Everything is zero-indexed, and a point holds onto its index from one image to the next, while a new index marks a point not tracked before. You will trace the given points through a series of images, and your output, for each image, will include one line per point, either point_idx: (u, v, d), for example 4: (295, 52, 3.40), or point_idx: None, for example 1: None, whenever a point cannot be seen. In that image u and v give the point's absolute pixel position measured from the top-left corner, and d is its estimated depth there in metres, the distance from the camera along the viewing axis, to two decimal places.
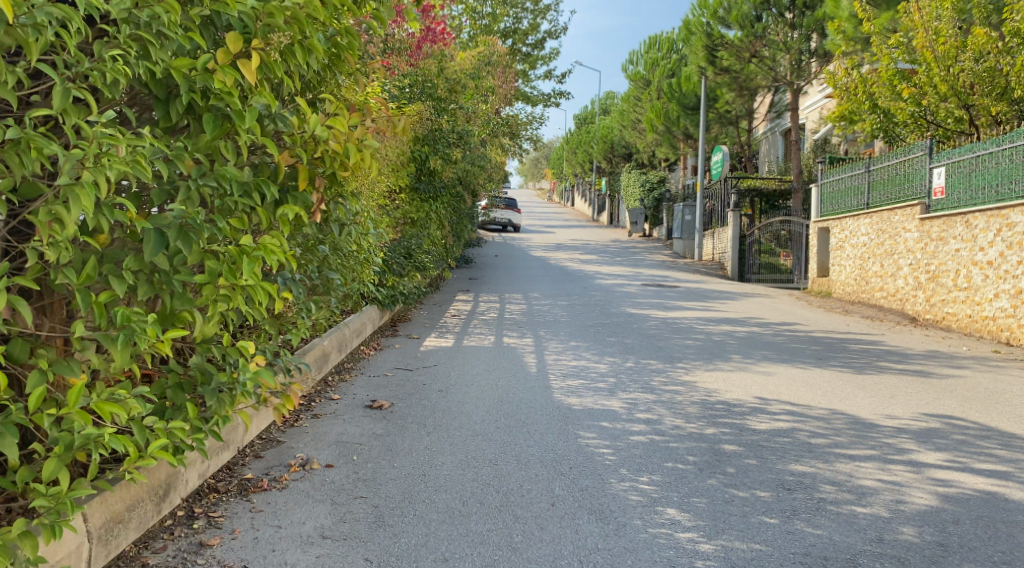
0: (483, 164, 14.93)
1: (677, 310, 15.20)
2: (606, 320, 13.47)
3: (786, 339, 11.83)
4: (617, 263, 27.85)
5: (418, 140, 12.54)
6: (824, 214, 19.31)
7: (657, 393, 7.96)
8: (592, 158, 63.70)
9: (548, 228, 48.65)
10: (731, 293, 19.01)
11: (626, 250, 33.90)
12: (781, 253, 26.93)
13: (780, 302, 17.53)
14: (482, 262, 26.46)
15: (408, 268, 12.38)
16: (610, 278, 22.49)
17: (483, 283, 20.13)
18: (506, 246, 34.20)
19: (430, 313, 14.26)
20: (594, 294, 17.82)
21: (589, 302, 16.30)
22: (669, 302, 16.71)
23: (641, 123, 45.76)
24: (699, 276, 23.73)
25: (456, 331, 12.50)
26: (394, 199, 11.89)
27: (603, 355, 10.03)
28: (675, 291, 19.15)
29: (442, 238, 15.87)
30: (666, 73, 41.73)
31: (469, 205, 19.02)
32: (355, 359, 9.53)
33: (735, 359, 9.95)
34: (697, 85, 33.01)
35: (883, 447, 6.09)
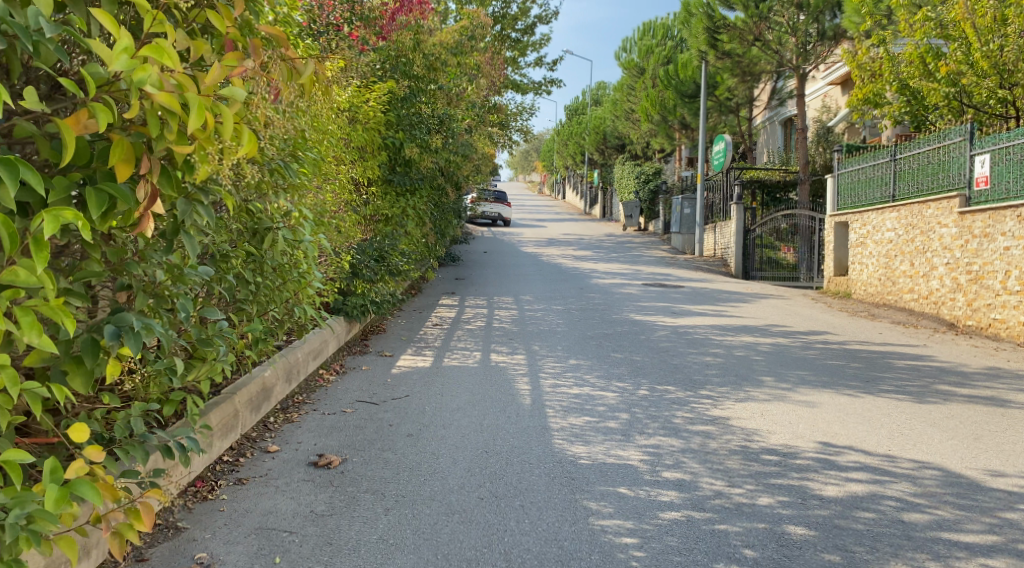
0: (466, 153, 13.22)
1: (687, 317, 13.57)
2: (608, 331, 11.82)
3: (820, 354, 10.19)
4: (614, 261, 26.22)
5: (390, 124, 10.82)
6: (842, 207, 17.63)
7: (684, 438, 6.31)
8: (584, 150, 61.92)
9: (539, 222, 46.95)
10: (741, 294, 17.39)
11: (622, 245, 32.27)
12: (780, 247, 25.28)
13: (797, 305, 15.91)
14: (469, 260, 24.78)
15: (381, 273, 10.75)
16: (608, 277, 20.84)
17: (471, 284, 18.44)
18: (497, 242, 32.50)
19: (409, 322, 12.65)
20: (593, 297, 16.18)
21: (588, 307, 14.65)
22: (676, 306, 15.06)
23: (636, 113, 44.11)
24: (703, 275, 22.12)
25: (436, 344, 10.84)
26: (361, 194, 10.20)
27: (610, 380, 8.38)
28: (680, 293, 17.50)
29: (423, 237, 14.18)
30: (662, 60, 40.11)
31: (454, 199, 17.26)
32: (310, 390, 7.89)
33: (769, 384, 8.31)
34: (697, 72, 31.34)
35: (1009, 531, 4.45)
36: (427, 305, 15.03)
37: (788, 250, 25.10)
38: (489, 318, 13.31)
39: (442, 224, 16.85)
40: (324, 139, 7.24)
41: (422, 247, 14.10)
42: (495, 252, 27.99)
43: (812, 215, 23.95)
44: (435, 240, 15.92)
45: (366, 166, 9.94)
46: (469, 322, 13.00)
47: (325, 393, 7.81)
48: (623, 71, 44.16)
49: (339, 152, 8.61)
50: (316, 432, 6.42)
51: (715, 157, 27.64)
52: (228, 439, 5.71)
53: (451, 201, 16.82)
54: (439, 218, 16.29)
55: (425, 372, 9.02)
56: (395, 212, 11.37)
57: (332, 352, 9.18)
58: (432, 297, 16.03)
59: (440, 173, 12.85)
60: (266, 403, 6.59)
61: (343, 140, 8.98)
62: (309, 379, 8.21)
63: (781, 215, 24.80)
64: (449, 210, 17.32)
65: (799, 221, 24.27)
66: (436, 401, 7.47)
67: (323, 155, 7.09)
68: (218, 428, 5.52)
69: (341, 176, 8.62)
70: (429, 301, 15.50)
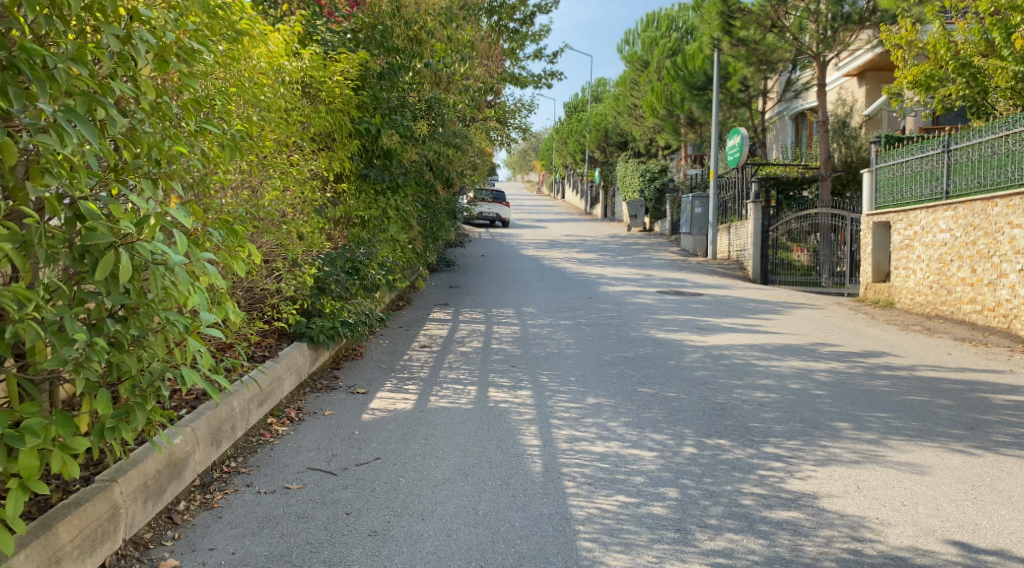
0: (459, 142, 11.27)
1: (717, 335, 11.67)
2: (628, 354, 9.90)
3: (892, 386, 8.27)
4: (621, 264, 24.37)
5: (364, 106, 8.87)
6: (882, 206, 15.74)
7: (765, 537, 4.41)
8: (584, 148, 59.97)
9: (539, 223, 45.07)
10: (770, 303, 15.51)
11: (628, 247, 30.34)
12: (793, 248, 23.52)
13: (837, 317, 14.02)
14: (465, 265, 22.85)
15: (353, 288, 8.87)
16: (618, 284, 18.94)
17: (467, 294, 16.52)
18: (495, 244, 30.64)
19: (394, 344, 10.79)
20: (605, 309, 14.28)
21: (599, 322, 12.71)
22: (701, 320, 13.16)
23: (640, 108, 42.17)
24: (720, 280, 20.22)
25: (422, 373, 8.93)
26: (325, 193, 8.28)
27: (643, 431, 6.48)
28: (701, 302, 15.59)
29: (409, 240, 12.24)
30: (667, 53, 38.27)
31: (446, 199, 15.41)
32: (250, 451, 5.98)
33: (848, 434, 6.39)
34: (707, 62, 29.53)
35: None
36: (418, 320, 13.13)
37: (801, 251, 23.30)
38: (486, 338, 11.39)
39: (432, 227, 14.86)
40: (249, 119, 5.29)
41: (411, 252, 12.17)
42: (494, 256, 26.14)
43: (833, 212, 22.25)
44: (422, 242, 13.92)
45: (332, 163, 7.97)
46: (463, 342, 11.07)
47: (268, 455, 5.93)
48: (626, 64, 42.30)
49: (281, 139, 6.63)
50: (240, 530, 4.53)
51: (730, 151, 25.74)
52: (98, 554, 3.91)
53: (445, 198, 14.83)
54: (428, 219, 14.32)
55: (406, 416, 7.11)
56: (373, 216, 9.41)
57: (286, 390, 7.31)
58: (420, 311, 14.12)
59: (428, 167, 10.94)
60: (172, 482, 4.75)
61: (295, 123, 7.01)
62: (251, 430, 6.34)
63: (801, 218, 23.12)
64: (441, 211, 15.40)
65: (819, 221, 22.56)
66: (417, 468, 5.57)
67: (247, 136, 5.15)
68: (75, 547, 3.75)
69: (289, 166, 6.69)
70: (418, 316, 13.57)
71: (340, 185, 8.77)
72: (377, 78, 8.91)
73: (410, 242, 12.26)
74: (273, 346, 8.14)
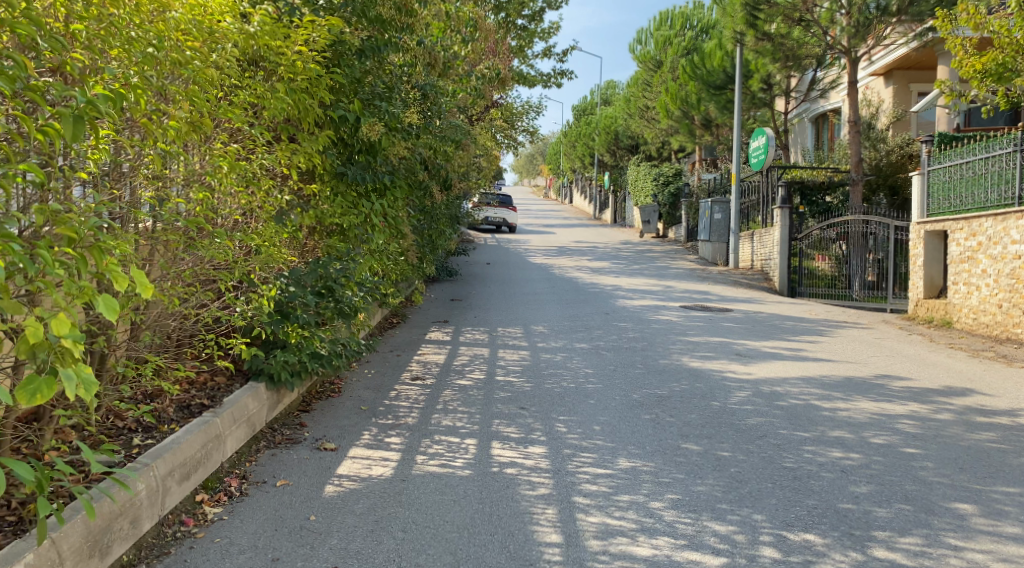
0: (456, 136, 9.59)
1: (760, 363, 10.00)
2: (661, 391, 8.22)
3: (1000, 441, 6.58)
4: (637, 274, 22.69)
5: (336, 85, 7.16)
6: (935, 212, 14.00)
7: None
8: (593, 151, 58.30)
9: (546, 228, 43.35)
10: (811, 322, 13.79)
11: (642, 255, 28.65)
12: (816, 256, 21.82)
13: (891, 339, 12.32)
14: (468, 274, 21.19)
15: (325, 313, 7.21)
16: (636, 298, 17.26)
17: (470, 309, 14.86)
18: (501, 251, 28.97)
19: (381, 374, 9.11)
20: (625, 329, 12.62)
21: (621, 346, 11.03)
22: (736, 342, 11.49)
23: (653, 109, 40.48)
24: (748, 293, 18.52)
25: (410, 418, 7.25)
26: (285, 195, 6.61)
27: (699, 519, 4.82)
28: (732, 321, 13.89)
29: (399, 247, 10.54)
30: (681, 52, 36.60)
31: (445, 203, 13.75)
32: (160, 552, 4.37)
33: (980, 525, 4.72)
34: (726, 60, 27.85)
35: None
36: (413, 343, 11.45)
37: (823, 259, 21.60)
38: (490, 366, 9.71)
39: (430, 233, 13.20)
40: (130, 81, 3.71)
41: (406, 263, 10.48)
42: (500, 264, 24.49)
43: (866, 220, 20.46)
44: (417, 250, 12.23)
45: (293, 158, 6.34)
46: (463, 372, 9.39)
47: (184, 559, 4.29)
48: (638, 64, 40.59)
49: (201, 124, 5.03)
50: None
51: (753, 153, 24.03)
52: None
53: (444, 199, 13.13)
54: (425, 225, 12.64)
55: (382, 488, 5.43)
56: (354, 226, 7.70)
57: (228, 450, 5.68)
58: (415, 331, 12.42)
59: (422, 164, 9.23)
60: None
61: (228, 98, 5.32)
62: (168, 514, 4.72)
63: (829, 227, 21.32)
64: (441, 215, 13.75)
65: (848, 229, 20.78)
66: None
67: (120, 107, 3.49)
68: None
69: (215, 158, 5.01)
70: (414, 337, 11.89)
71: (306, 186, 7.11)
72: (352, 51, 7.20)
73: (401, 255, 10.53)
74: (222, 386, 6.52)
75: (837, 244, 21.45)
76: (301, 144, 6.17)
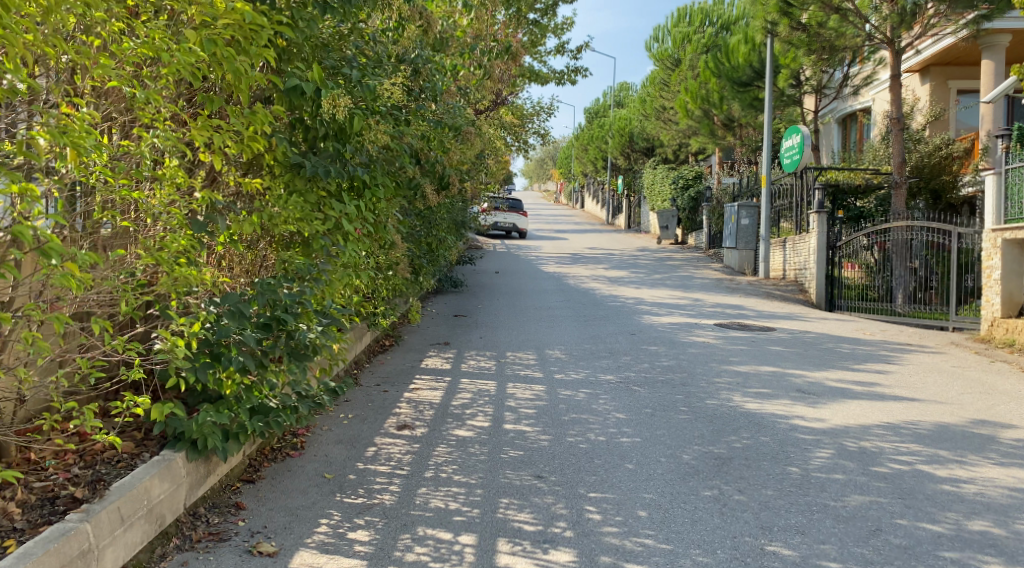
0: (453, 120, 7.74)
1: (830, 402, 8.11)
2: (718, 450, 6.37)
3: None
4: (659, 285, 20.85)
5: (284, 44, 5.31)
6: (1015, 217, 12.06)
7: None
8: (606, 154, 56.33)
9: (559, 234, 41.46)
10: (871, 345, 11.90)
11: (662, 263, 26.74)
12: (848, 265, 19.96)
13: (973, 367, 10.40)
14: (475, 285, 19.38)
15: (274, 354, 5.35)
16: (663, 313, 15.39)
17: (476, 328, 13.00)
18: (511, 258, 27.16)
19: (360, 421, 7.28)
20: (657, 355, 10.72)
21: (656, 379, 9.15)
22: (793, 372, 9.61)
23: (670, 110, 38.57)
24: (786, 308, 16.64)
25: (387, 495, 5.39)
26: (203, 190, 4.79)
27: None
28: (778, 344, 11.99)
29: (384, 255, 8.68)
30: (700, 49, 34.69)
31: (447, 205, 11.94)
32: None
33: None
34: (752, 55, 26.01)
35: None
36: (406, 372, 9.61)
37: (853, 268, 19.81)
38: (498, 405, 7.85)
39: (428, 240, 11.34)
40: None
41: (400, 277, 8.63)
42: (509, 273, 22.70)
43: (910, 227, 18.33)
44: (411, 260, 10.38)
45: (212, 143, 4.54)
46: (464, 415, 7.53)
47: None
48: (655, 63, 38.76)
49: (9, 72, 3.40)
50: None
51: (785, 154, 22.14)
52: None
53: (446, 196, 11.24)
54: (422, 230, 10.79)
55: None
56: (318, 234, 5.86)
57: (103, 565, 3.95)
58: (408, 357, 10.58)
59: (414, 154, 7.38)
60: None
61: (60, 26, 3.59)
62: None
63: (869, 234, 19.45)
64: (442, 219, 11.92)
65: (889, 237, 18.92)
66: None
67: None
68: None
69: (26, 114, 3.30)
70: (409, 365, 10.05)
71: (242, 181, 5.30)
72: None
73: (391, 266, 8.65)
74: (121, 461, 4.72)
75: (873, 252, 19.59)
76: (219, 125, 4.39)
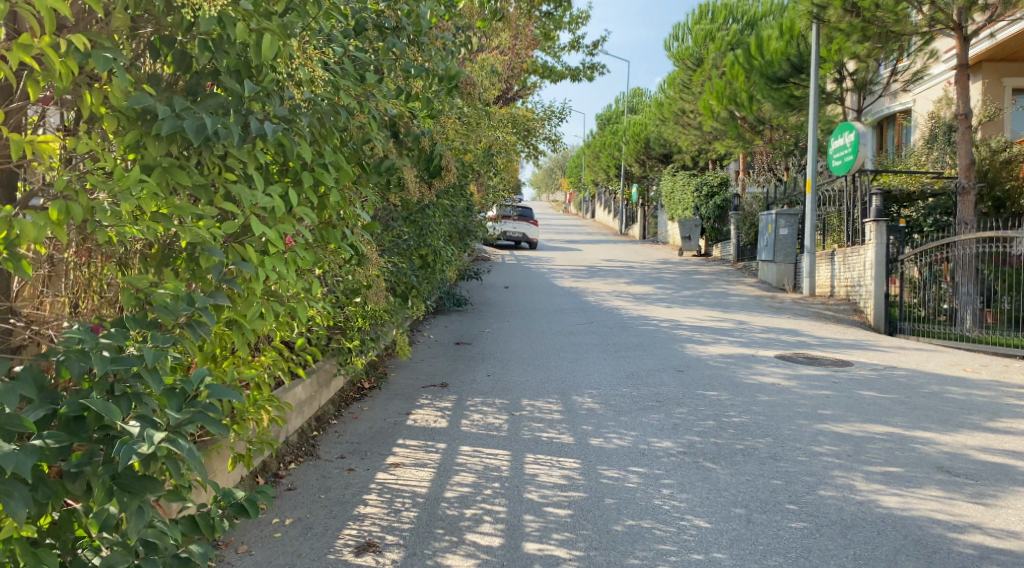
0: (450, 66, 5.18)
1: (1004, 494, 5.56)
2: None
3: None
4: (693, 303, 18.30)
5: None
6: None
7: None
8: (620, 162, 53.72)
9: (571, 244, 38.89)
10: (989, 392, 9.30)
11: (689, 277, 24.16)
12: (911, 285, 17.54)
13: None
14: (482, 303, 16.87)
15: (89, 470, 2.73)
16: (708, 340, 12.84)
17: (486, 361, 10.44)
18: (522, 271, 24.63)
19: (299, 534, 4.71)
20: (722, 406, 8.16)
21: (734, 449, 6.59)
22: (919, 439, 7.01)
23: (691, 113, 36.00)
24: (852, 335, 14.08)
25: None
26: None
27: None
28: (869, 389, 9.40)
29: (350, 272, 6.20)
30: (724, 48, 32.09)
31: (448, 206, 9.40)
32: None
33: None
34: (789, 48, 23.52)
35: None
36: (385, 432, 7.07)
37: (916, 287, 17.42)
38: (515, 499, 5.29)
39: (425, 253, 8.85)
40: None
41: (377, 305, 6.17)
42: (521, 288, 20.20)
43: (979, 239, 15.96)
44: (393, 276, 7.87)
45: None
46: (462, 520, 4.96)
47: None
48: (675, 62, 36.26)
49: None
50: None
51: (834, 155, 19.62)
52: None
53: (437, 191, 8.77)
54: (411, 240, 8.31)
55: None
56: (200, 239, 3.34)
57: None
58: (392, 404, 8.04)
59: (385, 122, 4.84)
60: None
61: None
62: None
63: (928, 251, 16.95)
64: (441, 223, 9.43)
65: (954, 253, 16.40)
66: None
67: None
68: None
69: None
70: (392, 418, 7.50)
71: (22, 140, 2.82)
72: None
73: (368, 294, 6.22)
74: None
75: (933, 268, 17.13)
76: None
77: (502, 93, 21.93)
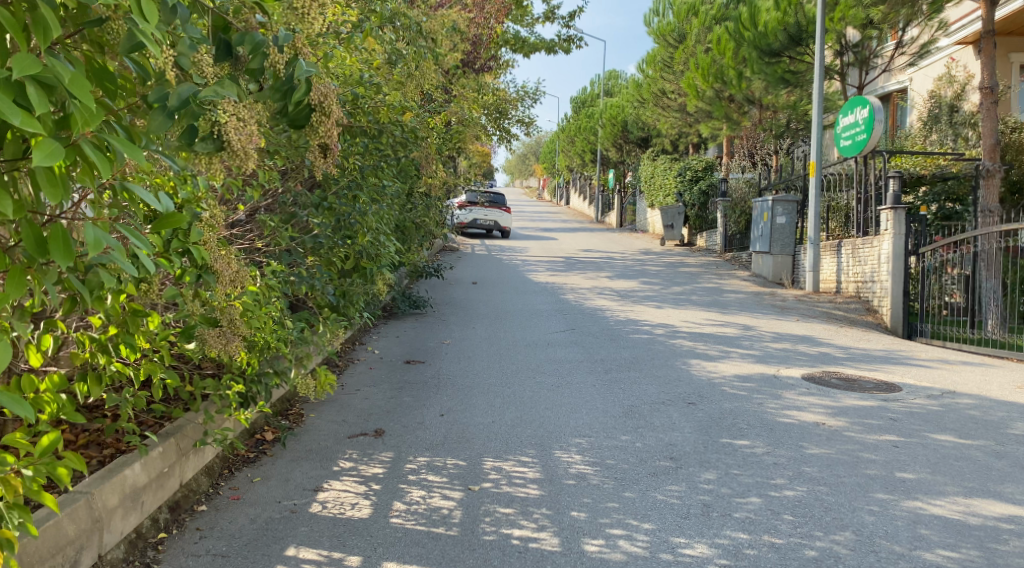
0: None
1: None
2: None
3: None
4: (685, 302, 16.04)
5: None
6: None
7: None
8: (596, 146, 51.26)
9: (545, 233, 36.50)
10: None
11: (676, 270, 21.91)
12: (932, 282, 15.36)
13: None
14: (444, 304, 14.51)
15: None
16: (715, 353, 10.56)
17: (439, 390, 8.14)
18: (492, 263, 22.26)
19: None
20: (762, 467, 5.89)
21: (804, 560, 4.33)
22: None
23: (674, 94, 33.68)
24: (880, 345, 11.86)
25: None
26: None
27: None
28: (941, 430, 7.15)
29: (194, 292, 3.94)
30: (708, 22, 29.72)
31: (386, 186, 6.99)
32: None
33: None
34: (786, 18, 21.21)
35: None
36: (274, 528, 4.73)
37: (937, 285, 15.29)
38: None
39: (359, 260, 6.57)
40: None
41: (228, 351, 3.91)
42: (491, 283, 17.90)
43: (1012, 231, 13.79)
44: (288, 287, 5.52)
45: None
46: None
47: None
48: (655, 39, 33.86)
49: None
50: None
51: (842, 134, 17.47)
52: None
53: (362, 164, 6.49)
54: (330, 236, 6.01)
55: None
56: None
57: None
58: (298, 470, 5.74)
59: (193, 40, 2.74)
60: None
61: None
62: None
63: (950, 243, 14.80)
64: (388, 220, 7.17)
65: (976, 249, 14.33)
66: None
67: None
68: None
69: None
70: (289, 496, 5.21)
71: None
72: None
73: (202, 327, 3.97)
74: None
75: (957, 264, 14.96)
76: None
77: (467, 64, 19.41)
